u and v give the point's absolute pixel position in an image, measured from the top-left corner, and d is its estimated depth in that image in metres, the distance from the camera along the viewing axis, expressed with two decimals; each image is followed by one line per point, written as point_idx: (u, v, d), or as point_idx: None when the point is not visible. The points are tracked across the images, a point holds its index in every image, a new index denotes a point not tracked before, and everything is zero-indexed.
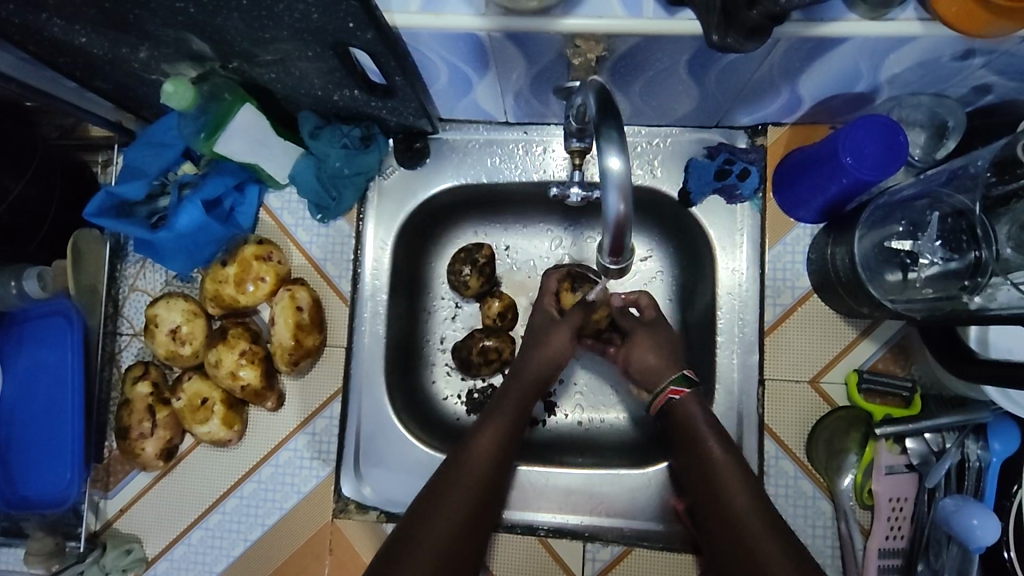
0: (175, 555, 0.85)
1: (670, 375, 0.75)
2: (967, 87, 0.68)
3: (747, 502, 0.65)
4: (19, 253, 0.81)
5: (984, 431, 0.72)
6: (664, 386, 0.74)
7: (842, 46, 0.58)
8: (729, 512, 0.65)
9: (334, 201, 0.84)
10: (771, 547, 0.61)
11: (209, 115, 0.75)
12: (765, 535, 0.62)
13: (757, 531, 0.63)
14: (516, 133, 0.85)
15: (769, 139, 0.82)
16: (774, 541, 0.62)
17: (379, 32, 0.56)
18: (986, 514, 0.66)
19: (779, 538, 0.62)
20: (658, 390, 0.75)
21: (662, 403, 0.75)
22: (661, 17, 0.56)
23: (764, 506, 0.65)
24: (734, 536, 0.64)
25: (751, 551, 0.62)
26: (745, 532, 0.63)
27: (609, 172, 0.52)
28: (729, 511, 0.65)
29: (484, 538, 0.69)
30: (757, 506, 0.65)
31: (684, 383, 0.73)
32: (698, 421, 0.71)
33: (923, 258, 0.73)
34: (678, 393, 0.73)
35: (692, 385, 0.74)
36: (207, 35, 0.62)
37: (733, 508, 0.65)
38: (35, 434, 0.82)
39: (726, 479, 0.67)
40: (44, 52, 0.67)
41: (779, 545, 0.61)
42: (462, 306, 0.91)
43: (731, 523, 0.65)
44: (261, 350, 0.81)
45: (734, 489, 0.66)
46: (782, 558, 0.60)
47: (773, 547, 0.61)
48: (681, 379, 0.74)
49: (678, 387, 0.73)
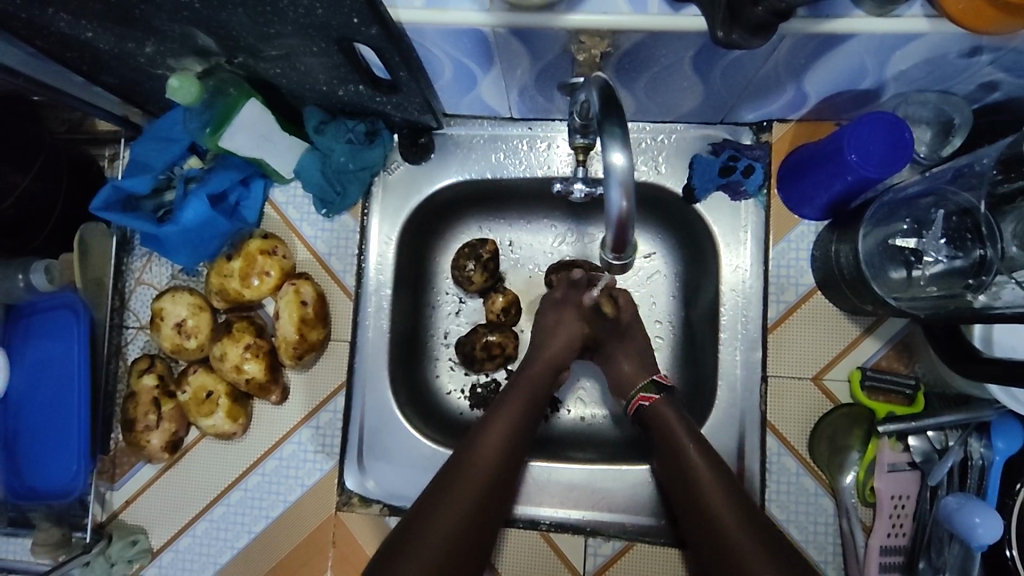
0: (179, 546, 0.85)
1: (639, 383, 0.77)
2: (973, 84, 0.68)
3: (726, 501, 0.64)
4: (26, 246, 0.82)
5: (988, 429, 0.72)
6: (635, 392, 0.76)
7: (848, 42, 0.58)
8: (710, 512, 0.64)
9: (339, 196, 0.84)
10: (752, 545, 0.60)
11: (214, 110, 0.75)
12: (741, 533, 0.61)
13: (733, 529, 0.62)
14: (520, 129, 0.85)
15: (774, 135, 0.81)
16: (751, 539, 0.60)
17: (383, 28, 0.56)
18: (988, 512, 0.66)
19: (756, 534, 0.61)
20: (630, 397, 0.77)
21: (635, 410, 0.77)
22: (665, 13, 0.56)
23: (743, 505, 0.64)
24: (712, 534, 0.63)
25: (727, 547, 0.61)
26: (723, 528, 0.62)
27: (612, 168, 0.52)
28: (709, 512, 0.64)
29: (487, 533, 0.68)
30: (739, 504, 0.64)
31: (652, 390, 0.75)
32: (674, 425, 0.71)
33: (927, 256, 0.73)
34: (647, 400, 0.75)
35: (661, 391, 0.75)
36: (212, 30, 0.62)
37: (711, 506, 0.64)
38: (41, 427, 0.82)
39: (703, 479, 0.66)
40: (51, 47, 0.67)
41: (759, 544, 0.60)
42: (466, 301, 0.92)
43: (707, 523, 0.64)
44: (266, 344, 0.81)
45: (714, 492, 0.65)
46: (760, 555, 0.59)
47: (749, 544, 0.60)
48: (650, 386, 0.76)
49: (645, 394, 0.75)
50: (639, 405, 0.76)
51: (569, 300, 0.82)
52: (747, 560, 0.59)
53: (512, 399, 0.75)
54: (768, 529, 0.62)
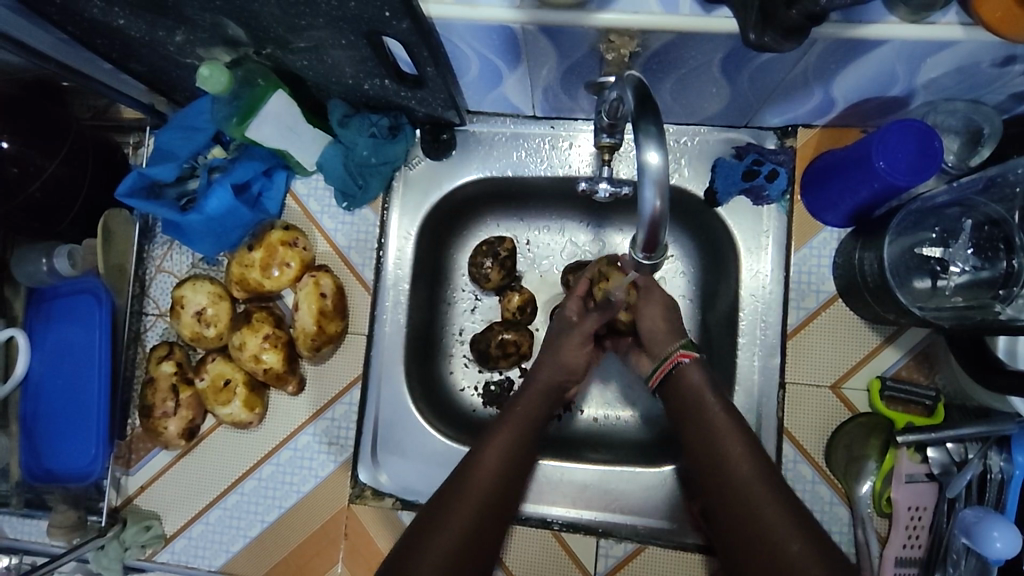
0: (193, 533, 0.86)
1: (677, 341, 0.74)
2: (1004, 94, 0.67)
3: (775, 504, 0.61)
4: (50, 230, 0.83)
5: (1007, 443, 0.69)
6: (675, 349, 0.73)
7: (878, 48, 0.57)
8: (761, 520, 0.61)
9: (360, 190, 0.85)
10: (782, 522, 0.60)
11: (241, 100, 0.75)
12: (777, 517, 0.60)
13: (788, 530, 0.59)
14: (542, 128, 0.85)
15: (798, 141, 0.81)
16: (806, 549, 0.58)
17: (414, 22, 0.56)
18: (1007, 527, 0.64)
19: (787, 515, 0.60)
20: (667, 356, 0.74)
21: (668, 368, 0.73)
22: (696, 15, 0.56)
23: (790, 506, 0.61)
24: (759, 532, 0.60)
25: (762, 530, 0.60)
26: (772, 528, 0.60)
27: (646, 166, 0.52)
28: (764, 521, 0.60)
29: (493, 544, 0.68)
30: (789, 508, 0.61)
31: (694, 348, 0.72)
32: (714, 417, 0.68)
33: (954, 266, 0.73)
34: (686, 358, 0.72)
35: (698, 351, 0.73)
36: (242, 19, 0.63)
37: (745, 490, 0.63)
38: (61, 411, 0.83)
39: (756, 489, 0.63)
40: (82, 33, 0.68)
41: (814, 556, 0.57)
42: (482, 299, 0.92)
43: (758, 529, 0.60)
44: (285, 335, 0.82)
45: (762, 497, 0.62)
46: (810, 557, 0.57)
47: (790, 531, 0.59)
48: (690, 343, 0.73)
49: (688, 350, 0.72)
50: (678, 362, 0.72)
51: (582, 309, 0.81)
52: (786, 541, 0.58)
53: (520, 411, 0.74)
54: (820, 533, 0.60)
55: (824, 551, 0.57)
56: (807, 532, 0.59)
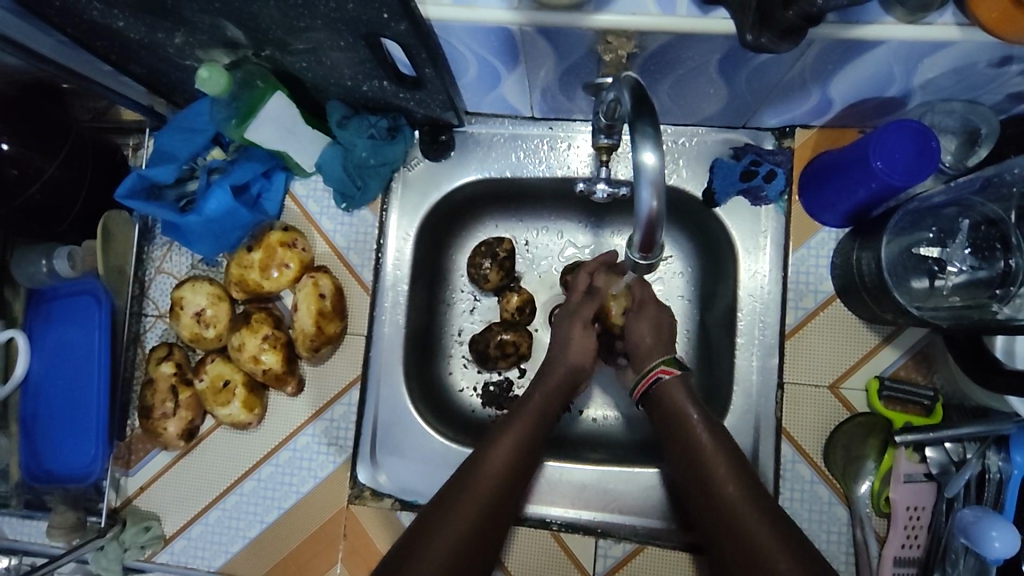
0: (192, 533, 0.86)
1: (660, 357, 0.75)
2: (1001, 94, 0.67)
3: (757, 514, 0.62)
4: (51, 232, 0.83)
5: (1006, 443, 0.69)
6: (655, 365, 0.74)
7: (875, 49, 0.58)
8: (745, 530, 0.61)
9: (359, 191, 0.85)
10: (762, 531, 0.60)
11: (240, 101, 0.75)
12: (760, 524, 0.61)
13: (765, 538, 0.60)
14: (541, 128, 0.85)
15: (796, 141, 0.81)
16: (785, 552, 0.58)
17: (411, 24, 0.56)
18: (1006, 525, 0.64)
19: (772, 525, 0.61)
20: (647, 372, 0.75)
21: (650, 384, 0.75)
22: (694, 16, 0.56)
23: (772, 518, 0.62)
24: (740, 544, 0.61)
25: (746, 542, 0.61)
26: (753, 537, 0.60)
27: (643, 167, 0.52)
28: (744, 531, 0.61)
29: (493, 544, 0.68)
30: (769, 516, 0.62)
31: (675, 364, 0.74)
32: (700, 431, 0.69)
33: (951, 266, 0.73)
34: (667, 374, 0.73)
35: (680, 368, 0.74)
36: (241, 21, 0.63)
37: (731, 502, 0.64)
38: (61, 412, 0.83)
39: (738, 505, 0.63)
40: (82, 35, 0.69)
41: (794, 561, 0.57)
42: (480, 299, 0.92)
43: (741, 540, 0.61)
44: (284, 336, 0.82)
45: (745, 510, 0.63)
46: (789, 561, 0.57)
47: (769, 537, 0.60)
48: (672, 360, 0.74)
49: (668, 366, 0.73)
50: (658, 378, 0.74)
51: (582, 310, 0.81)
52: (767, 548, 0.59)
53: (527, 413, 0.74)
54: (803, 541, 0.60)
55: (802, 556, 0.58)
56: (787, 540, 0.60)
